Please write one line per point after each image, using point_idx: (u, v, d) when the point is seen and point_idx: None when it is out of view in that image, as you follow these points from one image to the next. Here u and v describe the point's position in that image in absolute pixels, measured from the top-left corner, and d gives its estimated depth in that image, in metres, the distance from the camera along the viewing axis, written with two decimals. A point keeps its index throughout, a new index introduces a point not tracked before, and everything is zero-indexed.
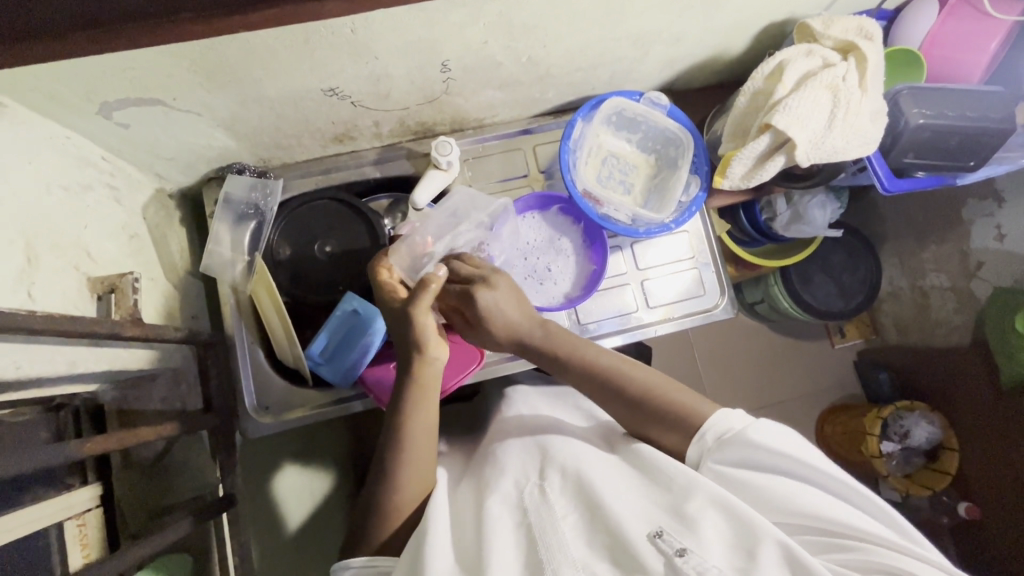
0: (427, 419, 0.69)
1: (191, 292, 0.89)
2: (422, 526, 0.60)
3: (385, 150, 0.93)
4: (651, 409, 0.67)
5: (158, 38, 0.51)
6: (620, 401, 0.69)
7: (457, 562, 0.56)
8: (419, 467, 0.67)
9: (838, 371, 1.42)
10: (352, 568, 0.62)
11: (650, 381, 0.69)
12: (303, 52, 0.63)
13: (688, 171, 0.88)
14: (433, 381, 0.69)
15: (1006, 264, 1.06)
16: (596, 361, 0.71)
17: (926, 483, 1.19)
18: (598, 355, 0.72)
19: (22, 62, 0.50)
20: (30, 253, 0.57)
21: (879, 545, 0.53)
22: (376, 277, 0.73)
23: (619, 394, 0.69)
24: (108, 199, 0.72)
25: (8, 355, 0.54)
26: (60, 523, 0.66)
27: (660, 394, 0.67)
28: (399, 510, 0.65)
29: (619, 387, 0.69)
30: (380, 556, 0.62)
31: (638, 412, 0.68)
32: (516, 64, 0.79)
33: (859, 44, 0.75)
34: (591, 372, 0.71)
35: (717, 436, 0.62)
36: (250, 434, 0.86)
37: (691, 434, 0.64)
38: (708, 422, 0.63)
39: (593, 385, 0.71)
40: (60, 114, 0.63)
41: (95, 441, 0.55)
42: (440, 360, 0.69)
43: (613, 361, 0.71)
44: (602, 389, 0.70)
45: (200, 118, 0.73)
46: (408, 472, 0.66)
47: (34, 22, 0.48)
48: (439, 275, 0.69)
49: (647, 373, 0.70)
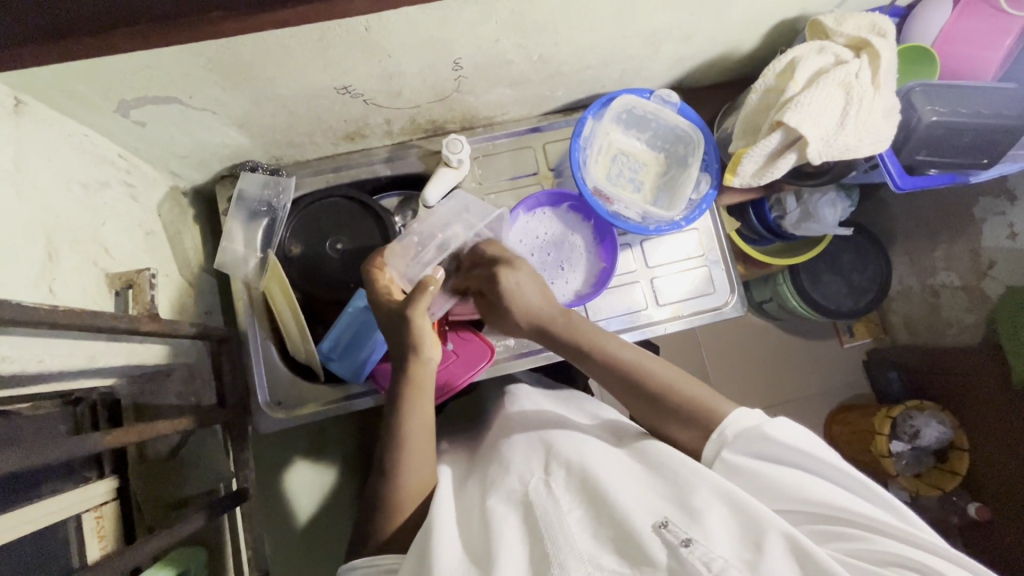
0: (423, 414, 0.70)
1: (204, 288, 0.90)
2: (429, 523, 0.60)
3: (397, 148, 0.94)
4: (673, 407, 0.67)
5: (179, 37, 0.51)
6: (640, 396, 0.69)
7: (466, 553, 0.56)
8: (418, 463, 0.68)
9: (847, 370, 1.41)
10: (358, 565, 0.62)
11: (668, 377, 0.69)
12: (318, 51, 0.64)
13: (699, 169, 0.88)
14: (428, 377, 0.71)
15: (1018, 262, 1.05)
16: (619, 356, 0.71)
17: (936, 483, 1.19)
18: (619, 349, 0.72)
19: (46, 62, 0.51)
20: (50, 249, 0.58)
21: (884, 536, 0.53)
22: (371, 276, 0.76)
23: (639, 389, 0.69)
24: (126, 197, 0.73)
25: (30, 350, 0.55)
26: (78, 515, 0.67)
27: (679, 389, 0.67)
28: (402, 502, 0.66)
29: (640, 382, 0.69)
30: (390, 552, 0.62)
31: (659, 408, 0.68)
32: (527, 63, 0.79)
33: (871, 41, 0.75)
34: (613, 366, 0.71)
35: (735, 431, 0.61)
36: (261, 430, 0.86)
37: (702, 433, 0.64)
38: (727, 418, 0.62)
39: (612, 379, 0.71)
40: (80, 113, 0.64)
41: (117, 433, 0.56)
42: (434, 360, 0.71)
43: (635, 356, 0.71)
44: (621, 383, 0.70)
45: (215, 117, 0.73)
46: (409, 467, 0.68)
47: (59, 21, 0.49)
48: (437, 278, 0.70)
49: (665, 369, 0.70)
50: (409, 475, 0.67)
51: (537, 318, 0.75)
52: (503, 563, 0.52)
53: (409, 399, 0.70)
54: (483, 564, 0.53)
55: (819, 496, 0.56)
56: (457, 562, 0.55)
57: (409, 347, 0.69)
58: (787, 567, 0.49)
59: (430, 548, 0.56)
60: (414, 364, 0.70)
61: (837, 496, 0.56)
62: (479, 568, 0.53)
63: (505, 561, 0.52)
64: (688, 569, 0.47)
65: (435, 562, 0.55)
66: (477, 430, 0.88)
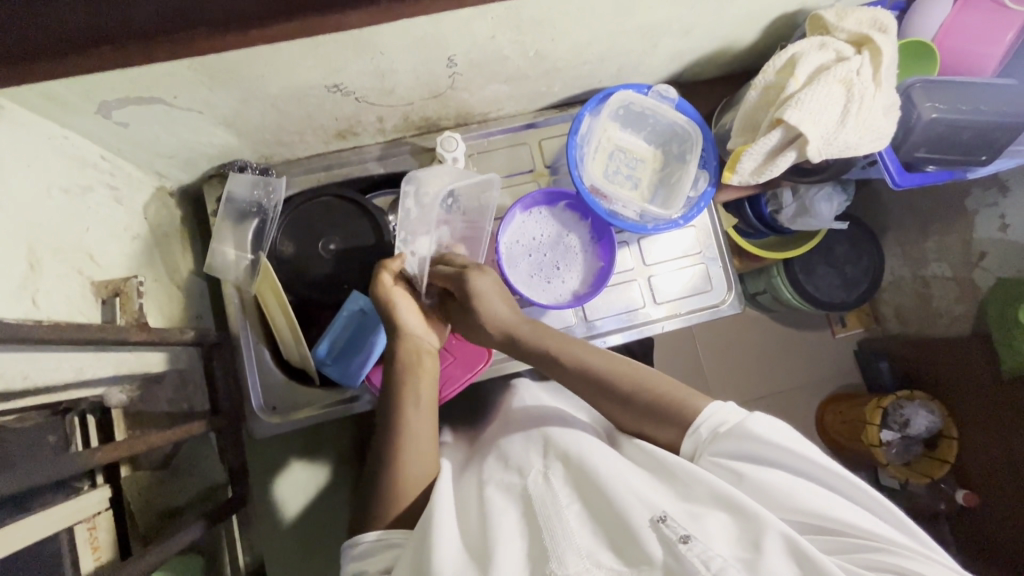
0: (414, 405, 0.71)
1: (195, 291, 0.88)
2: (427, 509, 0.60)
3: (389, 146, 0.92)
4: (644, 408, 0.66)
5: (171, 51, 0.50)
6: (611, 398, 0.69)
7: (461, 544, 0.55)
8: (412, 450, 0.68)
9: (838, 360, 1.42)
10: (364, 543, 0.61)
11: (640, 378, 0.69)
12: (307, 49, 0.62)
13: (697, 166, 0.87)
14: (421, 356, 0.75)
15: (1009, 254, 1.06)
16: (591, 365, 0.71)
17: (926, 470, 1.20)
18: (583, 353, 0.72)
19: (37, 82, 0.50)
20: (32, 259, 0.56)
21: (872, 539, 0.53)
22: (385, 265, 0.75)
23: (603, 390, 0.69)
24: (109, 200, 0.71)
25: (13, 365, 0.53)
26: (70, 527, 0.66)
27: (651, 389, 0.67)
28: (398, 492, 0.65)
29: (604, 381, 0.70)
30: (390, 531, 0.61)
31: (632, 411, 0.67)
32: (523, 58, 0.77)
33: (874, 36, 0.73)
34: (582, 370, 0.71)
35: (711, 429, 0.61)
36: (255, 435, 0.85)
37: (685, 428, 0.63)
38: (702, 414, 0.62)
39: (581, 382, 0.71)
40: (59, 114, 0.61)
41: (106, 450, 0.56)
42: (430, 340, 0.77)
43: (604, 361, 0.71)
44: (590, 388, 0.70)
45: (201, 116, 0.71)
46: (404, 453, 0.68)
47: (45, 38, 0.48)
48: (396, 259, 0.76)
49: (632, 367, 0.70)
50: (404, 462, 0.67)
51: (503, 327, 0.75)
52: (500, 560, 0.51)
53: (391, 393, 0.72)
54: (480, 557, 0.52)
55: (805, 495, 0.55)
56: (455, 547, 0.54)
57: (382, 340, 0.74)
58: (786, 565, 0.48)
59: (424, 541, 0.55)
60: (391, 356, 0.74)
61: (830, 502, 0.55)
62: (476, 562, 0.52)
63: (504, 554, 0.51)
64: (686, 567, 0.46)
65: (433, 550, 0.54)
66: (472, 428, 0.87)
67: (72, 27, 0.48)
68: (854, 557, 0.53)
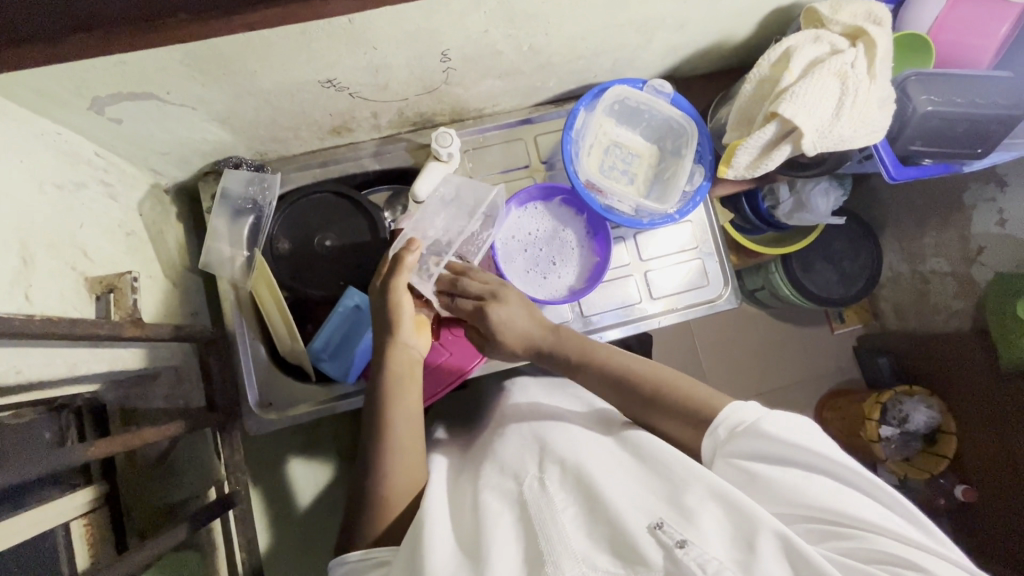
0: (411, 408, 0.70)
1: (190, 288, 0.88)
2: (420, 516, 0.60)
3: (384, 142, 0.92)
4: (668, 405, 0.67)
5: (157, 38, 0.50)
6: (631, 395, 0.70)
7: (455, 548, 0.55)
8: (407, 458, 0.67)
9: (837, 356, 1.42)
10: (348, 563, 0.61)
11: (659, 376, 0.70)
12: (300, 44, 0.62)
13: (693, 161, 0.86)
14: (412, 366, 0.73)
15: (1006, 248, 1.06)
16: (610, 365, 0.72)
17: (925, 465, 1.19)
18: (607, 356, 0.73)
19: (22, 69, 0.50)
20: (25, 254, 0.56)
21: (872, 531, 0.52)
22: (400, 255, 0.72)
23: (628, 390, 0.70)
24: (103, 196, 0.71)
25: (6, 360, 0.53)
26: (65, 523, 0.66)
27: (671, 387, 0.68)
28: (390, 498, 0.65)
29: (628, 381, 0.70)
30: (377, 548, 0.61)
31: (652, 406, 0.68)
32: (517, 53, 0.77)
33: (868, 29, 0.74)
34: (600, 372, 0.72)
35: (729, 428, 0.61)
36: (251, 431, 0.84)
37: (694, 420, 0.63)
38: (721, 415, 0.62)
39: (598, 380, 0.72)
40: (54, 111, 0.61)
41: (101, 444, 0.55)
42: (413, 346, 0.74)
43: (623, 362, 0.72)
44: (609, 385, 0.71)
45: (195, 112, 0.71)
46: (397, 459, 0.67)
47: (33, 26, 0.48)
48: (411, 253, 0.72)
49: (656, 370, 0.71)
50: (397, 468, 0.66)
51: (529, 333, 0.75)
52: (496, 563, 0.51)
53: (394, 393, 0.70)
54: (475, 563, 0.52)
55: (801, 486, 0.55)
56: (450, 555, 0.54)
57: (388, 330, 0.72)
58: (780, 567, 0.48)
59: (421, 547, 0.55)
60: (391, 356, 0.72)
61: (831, 495, 0.54)
62: (471, 564, 0.52)
63: (499, 558, 0.51)
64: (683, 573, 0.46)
65: (428, 555, 0.54)
66: (469, 425, 0.87)
67: (54, 13, 0.48)
68: (847, 547, 0.52)
